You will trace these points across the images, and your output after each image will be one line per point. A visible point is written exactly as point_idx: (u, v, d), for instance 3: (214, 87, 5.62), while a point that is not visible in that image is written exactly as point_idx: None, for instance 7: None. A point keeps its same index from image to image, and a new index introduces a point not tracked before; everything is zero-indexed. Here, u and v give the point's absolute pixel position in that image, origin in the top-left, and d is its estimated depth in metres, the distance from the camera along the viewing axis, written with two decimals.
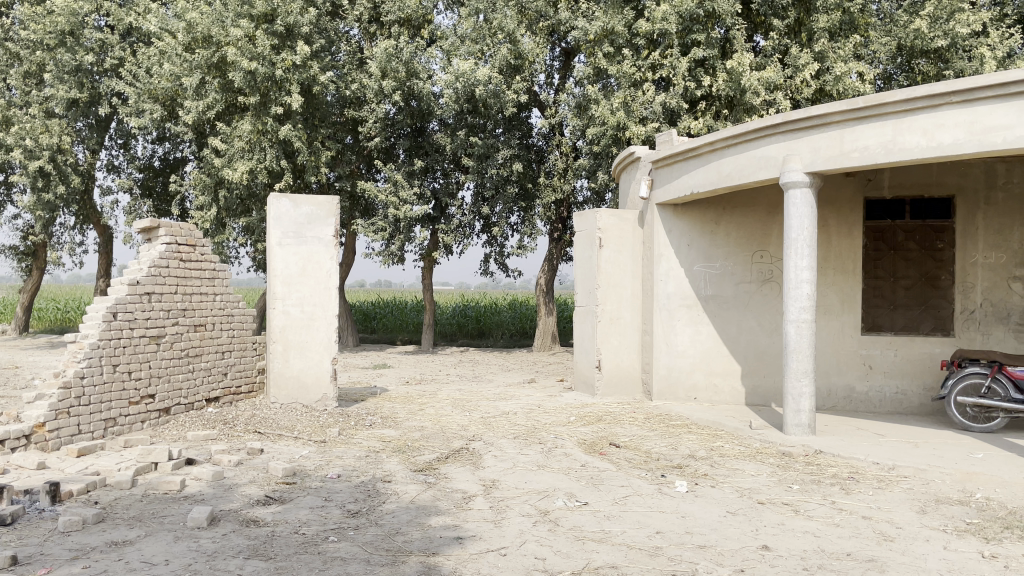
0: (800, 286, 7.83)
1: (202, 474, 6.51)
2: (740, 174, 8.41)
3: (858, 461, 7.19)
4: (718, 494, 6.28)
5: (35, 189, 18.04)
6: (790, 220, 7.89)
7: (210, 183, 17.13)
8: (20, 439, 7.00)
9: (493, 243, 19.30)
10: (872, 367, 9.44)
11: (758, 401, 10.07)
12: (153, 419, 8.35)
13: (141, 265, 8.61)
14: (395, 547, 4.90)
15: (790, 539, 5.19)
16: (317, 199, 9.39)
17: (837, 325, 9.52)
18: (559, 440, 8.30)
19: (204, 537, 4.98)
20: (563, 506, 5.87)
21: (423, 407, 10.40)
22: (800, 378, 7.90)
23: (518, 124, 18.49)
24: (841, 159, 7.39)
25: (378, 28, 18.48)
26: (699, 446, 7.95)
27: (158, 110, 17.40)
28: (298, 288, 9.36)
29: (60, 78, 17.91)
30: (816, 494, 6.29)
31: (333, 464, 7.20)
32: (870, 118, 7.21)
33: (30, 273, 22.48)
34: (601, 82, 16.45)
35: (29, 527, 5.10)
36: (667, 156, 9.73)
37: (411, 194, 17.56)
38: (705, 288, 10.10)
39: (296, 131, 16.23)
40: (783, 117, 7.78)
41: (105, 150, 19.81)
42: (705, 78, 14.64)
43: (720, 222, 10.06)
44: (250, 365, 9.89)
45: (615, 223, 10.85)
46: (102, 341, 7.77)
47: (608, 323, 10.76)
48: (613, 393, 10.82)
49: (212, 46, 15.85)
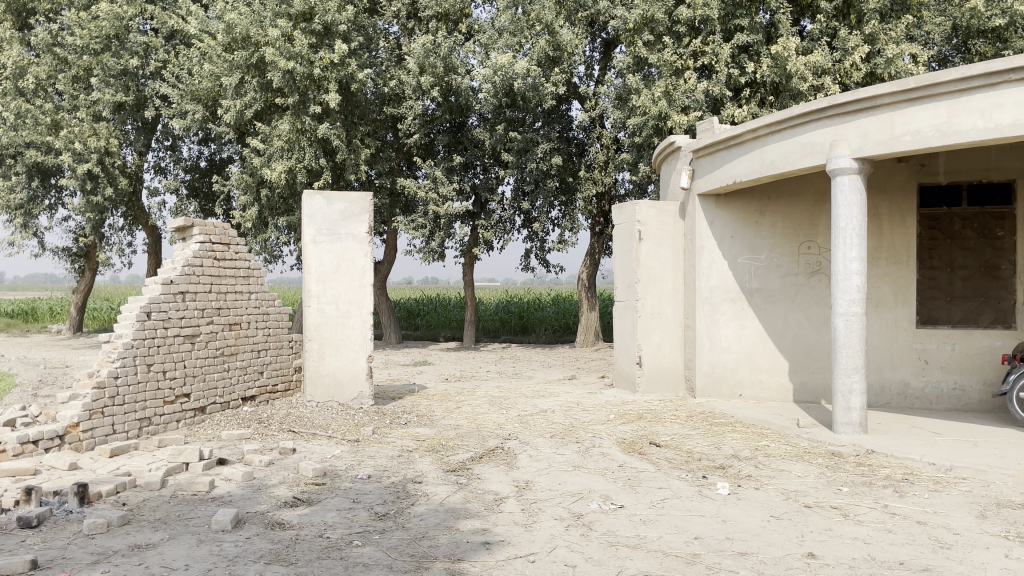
0: (850, 277, 7.45)
1: (232, 475, 6.44)
2: (785, 162, 8.05)
3: (912, 461, 6.81)
4: (762, 497, 5.99)
5: (84, 192, 18.38)
6: (838, 209, 7.51)
7: (252, 182, 17.15)
8: (53, 439, 7.05)
9: (534, 238, 19.09)
10: (928, 362, 8.98)
11: (807, 398, 9.68)
12: (188, 419, 8.36)
13: (175, 263, 8.61)
14: (420, 552, 4.74)
15: (838, 546, 4.89)
16: (351, 195, 9.28)
17: (890, 318, 9.07)
18: (598, 439, 8.06)
19: (227, 540, 4.88)
20: (598, 509, 5.65)
21: (460, 405, 10.23)
22: (851, 374, 7.52)
23: (558, 118, 18.21)
24: (891, 144, 6.99)
25: (416, 24, 18.39)
26: (743, 446, 7.63)
27: (200, 110, 17.49)
28: (333, 285, 9.28)
29: (106, 81, 18.19)
30: (866, 497, 5.95)
31: (365, 464, 7.08)
32: (922, 99, 6.79)
33: (83, 274, 22.94)
34: (642, 72, 16.09)
35: (54, 530, 5.07)
36: (708, 144, 9.39)
37: (450, 190, 17.45)
38: (750, 281, 9.75)
39: (335, 129, 16.28)
40: (829, 101, 7.41)
41: (153, 152, 20.12)
42: (749, 65, 14.21)
43: (765, 212, 9.69)
44: (287, 363, 9.84)
45: (656, 215, 10.55)
46: (136, 341, 7.79)
47: (648, 319, 10.46)
48: (655, 390, 10.54)
49: (251, 47, 15.99)
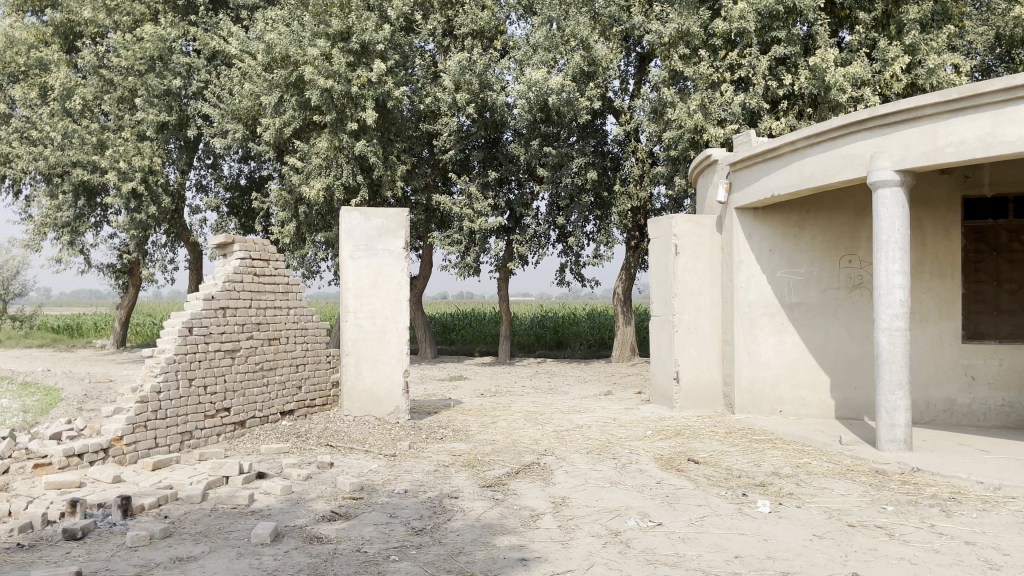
0: (893, 291, 7.31)
1: (271, 489, 6.49)
2: (824, 175, 7.94)
3: (959, 480, 6.63)
4: (804, 515, 5.87)
5: (128, 210, 18.80)
6: (879, 221, 7.39)
7: (291, 199, 17.36)
8: (98, 452, 7.18)
9: (569, 253, 19.07)
10: (975, 378, 8.78)
11: (849, 414, 9.52)
12: (228, 433, 8.47)
13: (216, 279, 8.75)
14: (457, 568, 4.73)
15: (883, 566, 4.77)
16: (388, 211, 9.37)
17: (935, 333, 8.84)
18: (635, 455, 7.99)
19: (267, 554, 4.91)
20: (635, 527, 5.59)
21: (495, 420, 10.21)
22: (895, 390, 7.36)
23: (592, 132, 18.22)
24: (934, 155, 6.86)
25: (451, 41, 18.58)
26: (784, 463, 7.51)
27: (241, 129, 17.78)
28: (370, 300, 9.35)
29: (150, 101, 18.62)
30: (912, 515, 5.81)
31: (402, 478, 7.10)
32: (966, 109, 6.66)
33: (126, 290, 23.42)
34: (678, 85, 16.04)
35: (98, 542, 5.16)
36: (746, 157, 9.31)
37: (485, 206, 17.52)
38: (789, 296, 9.61)
39: (371, 146, 16.47)
40: (869, 112, 7.31)
41: (195, 171, 20.52)
42: (787, 77, 14.07)
43: (804, 225, 9.57)
44: (324, 377, 9.93)
45: (692, 229, 10.48)
46: (178, 356, 7.93)
47: (685, 333, 10.36)
48: (692, 405, 10.43)
49: (290, 66, 16.27)
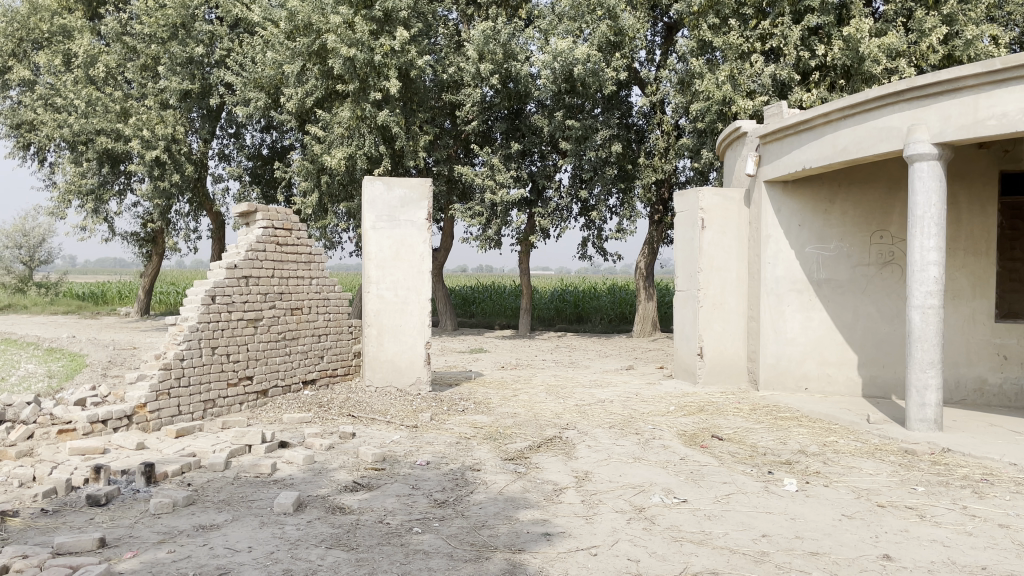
0: (927, 268, 7.12)
1: (294, 458, 6.48)
2: (858, 147, 7.73)
3: (992, 461, 6.49)
4: (832, 495, 5.77)
5: (152, 178, 18.84)
6: (915, 197, 7.18)
7: (313, 169, 17.23)
8: (122, 419, 7.26)
9: (591, 226, 18.88)
10: (1008, 358, 8.60)
11: (877, 393, 9.38)
12: (251, 401, 8.49)
13: (239, 248, 8.70)
14: (480, 541, 4.68)
15: (915, 548, 4.67)
16: (410, 181, 9.25)
17: (968, 311, 8.65)
18: (658, 431, 7.91)
19: (290, 523, 4.89)
20: (660, 503, 5.52)
21: (516, 393, 10.16)
22: (926, 369, 7.19)
23: (617, 104, 17.89)
24: (975, 128, 6.64)
25: (475, 10, 18.31)
26: (810, 441, 7.39)
27: (263, 98, 17.69)
28: (392, 271, 9.29)
29: (173, 69, 18.56)
30: (944, 497, 5.69)
31: (423, 450, 7.06)
32: (1010, 80, 6.42)
33: (150, 258, 23.56)
34: (706, 56, 15.66)
35: (122, 508, 5.17)
36: (777, 129, 9.10)
37: (508, 177, 17.37)
38: (818, 272, 9.42)
39: (394, 116, 16.36)
40: (907, 84, 7.07)
41: (217, 140, 20.48)
42: (819, 47, 13.73)
43: (835, 200, 9.36)
44: (346, 348, 9.92)
45: (719, 203, 10.29)
46: (201, 324, 7.92)
47: (710, 309, 10.22)
48: (715, 381, 10.32)
49: (313, 34, 16.13)
